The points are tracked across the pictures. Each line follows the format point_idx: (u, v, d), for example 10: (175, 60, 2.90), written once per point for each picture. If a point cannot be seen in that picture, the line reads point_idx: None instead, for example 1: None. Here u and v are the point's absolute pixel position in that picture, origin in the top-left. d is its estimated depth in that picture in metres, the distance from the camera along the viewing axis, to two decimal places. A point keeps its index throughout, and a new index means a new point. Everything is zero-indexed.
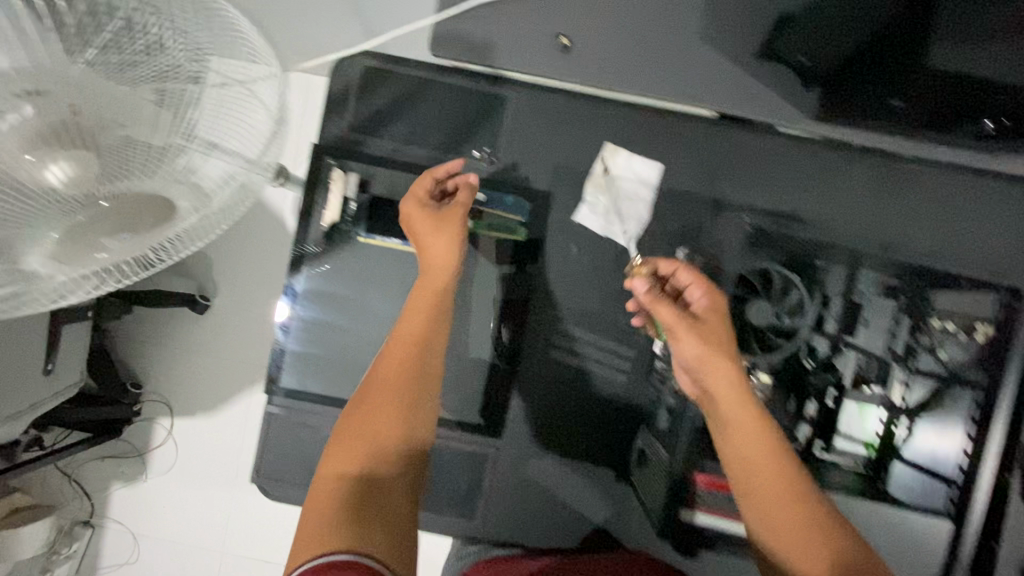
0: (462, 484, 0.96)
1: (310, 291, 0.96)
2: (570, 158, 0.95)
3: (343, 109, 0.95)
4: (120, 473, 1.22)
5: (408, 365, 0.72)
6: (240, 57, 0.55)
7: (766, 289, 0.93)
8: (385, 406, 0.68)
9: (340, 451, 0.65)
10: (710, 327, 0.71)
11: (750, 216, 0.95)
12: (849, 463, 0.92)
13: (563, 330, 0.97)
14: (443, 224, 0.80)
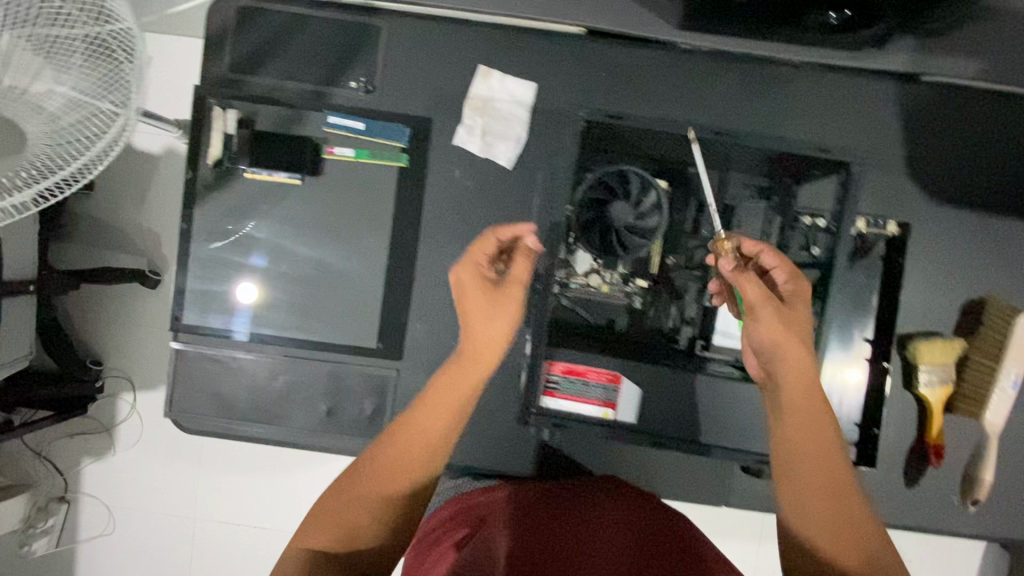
0: (368, 408, 1.02)
1: (205, 228, 1.00)
2: (446, 83, 0.98)
3: (221, 48, 0.98)
4: (89, 448, 1.34)
5: (442, 415, 0.67)
6: (94, 17, 0.65)
7: (625, 190, 0.89)
8: (377, 499, 0.65)
9: (325, 516, 0.65)
10: (796, 316, 0.71)
11: (586, 112, 0.93)
12: (727, 358, 0.94)
13: (452, 253, 1.00)
14: (497, 297, 0.71)
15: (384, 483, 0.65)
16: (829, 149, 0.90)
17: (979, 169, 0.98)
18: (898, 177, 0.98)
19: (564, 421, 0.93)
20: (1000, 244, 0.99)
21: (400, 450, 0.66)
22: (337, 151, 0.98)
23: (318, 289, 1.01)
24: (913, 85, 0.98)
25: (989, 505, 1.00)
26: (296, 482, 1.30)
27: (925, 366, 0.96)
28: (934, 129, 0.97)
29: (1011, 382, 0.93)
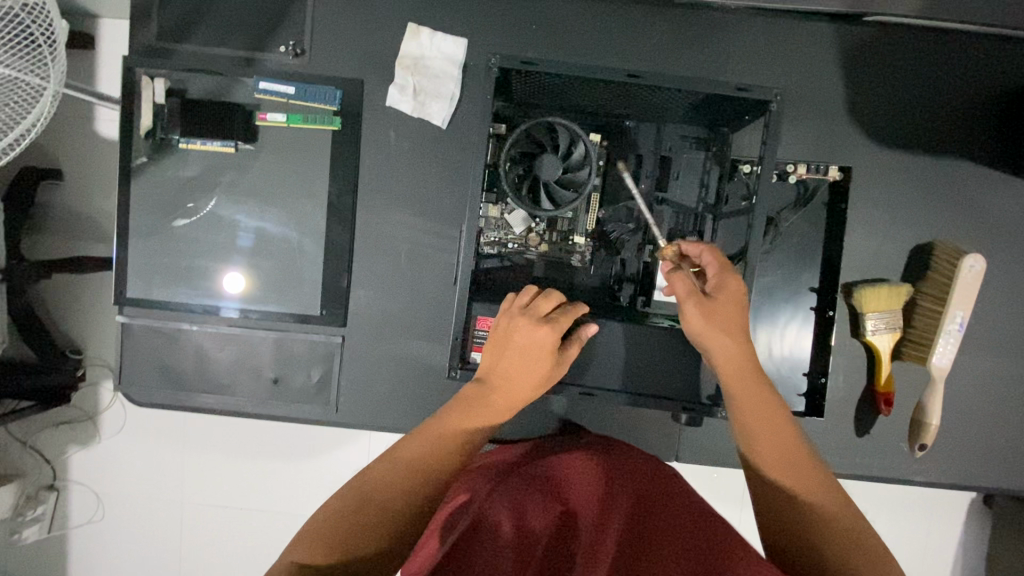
0: (315, 375, 1.02)
1: (142, 199, 0.99)
2: (375, 42, 0.97)
3: (147, 15, 0.96)
4: (74, 437, 1.34)
5: (449, 435, 0.72)
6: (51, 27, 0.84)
7: (551, 144, 0.86)
8: (377, 511, 0.64)
9: (318, 533, 0.63)
10: (729, 313, 0.76)
11: (496, 59, 0.83)
12: (667, 313, 0.92)
13: (391, 216, 0.99)
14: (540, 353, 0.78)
15: (386, 499, 0.65)
16: (748, 89, 0.82)
17: (922, 109, 0.96)
18: (838, 121, 0.97)
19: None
20: (946, 185, 0.97)
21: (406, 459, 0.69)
22: (269, 117, 0.97)
23: (258, 257, 1.00)
24: (851, 26, 0.96)
25: (941, 449, 0.99)
26: (263, 457, 1.31)
27: (873, 313, 0.94)
28: (874, 71, 0.96)
29: (958, 325, 0.92)
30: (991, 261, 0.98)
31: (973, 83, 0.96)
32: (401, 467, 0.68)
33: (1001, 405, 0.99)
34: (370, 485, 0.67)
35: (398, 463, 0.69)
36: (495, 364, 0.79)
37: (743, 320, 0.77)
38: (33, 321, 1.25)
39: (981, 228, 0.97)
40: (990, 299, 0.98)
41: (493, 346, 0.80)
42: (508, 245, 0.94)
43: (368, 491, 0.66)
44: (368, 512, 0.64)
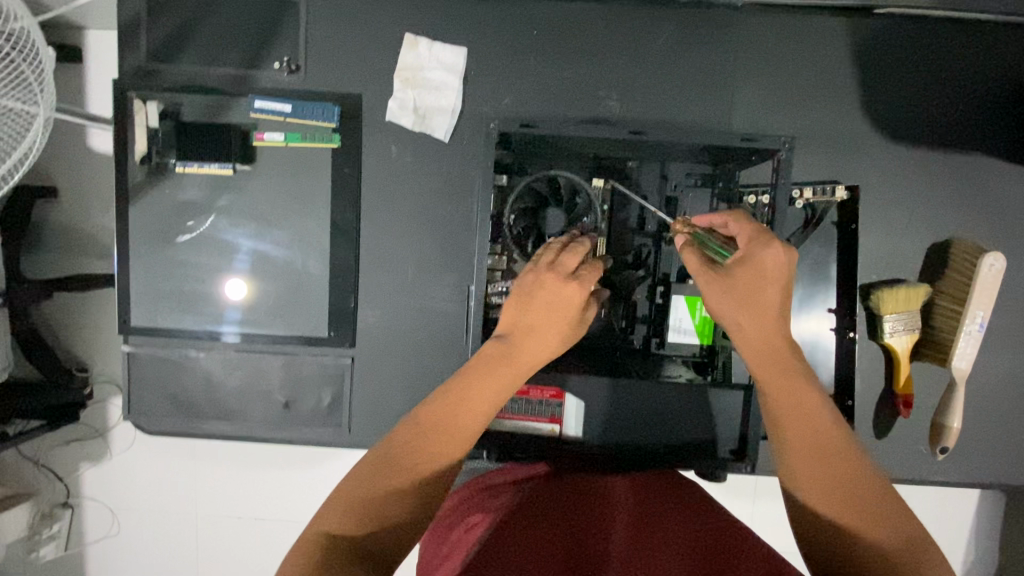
0: (325, 397, 1.00)
1: (141, 227, 0.97)
2: (371, 55, 0.94)
3: (135, 35, 0.94)
4: (86, 453, 1.33)
5: (475, 403, 0.67)
6: (37, 54, 0.82)
7: (553, 196, 0.88)
8: (409, 476, 0.63)
9: (346, 495, 0.61)
10: (755, 290, 0.67)
11: (496, 123, 0.82)
12: (683, 355, 0.88)
13: (395, 234, 0.97)
14: (558, 314, 0.71)
15: (416, 463, 0.64)
16: (755, 138, 0.79)
17: (939, 103, 0.93)
18: (851, 118, 0.94)
19: (508, 445, 0.85)
20: (964, 180, 0.95)
21: (428, 426, 0.66)
22: (266, 136, 0.94)
23: (262, 280, 0.98)
24: (863, 20, 0.92)
25: (962, 449, 0.98)
26: (277, 474, 1.30)
27: (892, 315, 0.92)
28: (888, 65, 0.93)
29: (978, 325, 0.91)
30: (1012, 255, 0.96)
31: (992, 73, 0.93)
32: (425, 431, 0.65)
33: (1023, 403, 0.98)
34: (397, 447, 0.65)
35: (417, 433, 0.65)
36: (522, 320, 0.72)
37: (774, 296, 0.68)
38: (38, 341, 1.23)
39: (1001, 222, 0.95)
40: (1010, 294, 0.96)
41: (518, 298, 0.72)
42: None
43: (397, 457, 0.64)
44: (402, 476, 0.63)
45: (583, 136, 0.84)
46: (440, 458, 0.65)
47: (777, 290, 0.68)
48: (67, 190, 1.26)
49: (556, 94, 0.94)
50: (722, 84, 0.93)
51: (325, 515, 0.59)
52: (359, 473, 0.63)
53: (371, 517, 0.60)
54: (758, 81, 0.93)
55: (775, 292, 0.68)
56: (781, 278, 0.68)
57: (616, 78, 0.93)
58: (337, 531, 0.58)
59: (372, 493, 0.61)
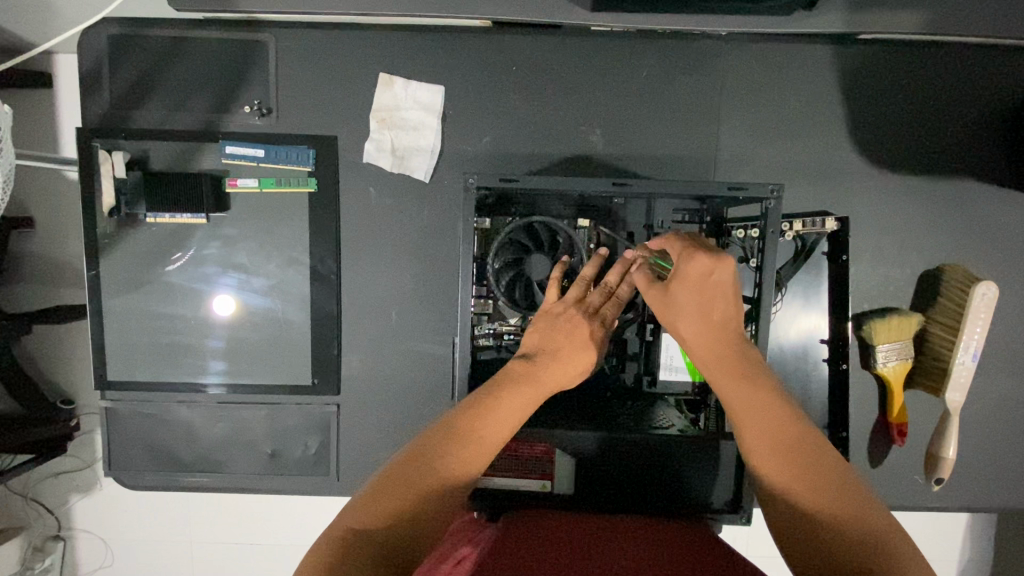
0: (312, 445, 0.98)
1: (114, 279, 0.94)
2: (346, 96, 0.91)
3: (101, 82, 0.91)
4: (76, 486, 1.29)
5: (505, 415, 0.67)
6: None
7: (539, 240, 0.84)
8: (439, 479, 0.60)
9: (374, 495, 0.57)
10: (696, 303, 0.68)
11: (473, 178, 0.77)
12: (676, 394, 0.85)
13: (377, 278, 0.95)
14: (582, 337, 0.75)
15: (446, 469, 0.60)
16: (742, 187, 0.74)
17: (927, 129, 0.92)
18: (839, 147, 0.92)
19: (497, 501, 0.82)
20: (954, 205, 0.93)
21: (454, 431, 0.64)
22: (240, 183, 0.91)
23: (242, 330, 0.96)
24: (848, 46, 0.91)
25: (956, 475, 0.98)
26: (268, 512, 1.27)
27: (883, 344, 0.90)
28: (875, 91, 0.91)
29: (971, 355, 0.88)
30: (1003, 281, 0.95)
31: (980, 97, 0.91)
32: (452, 436, 0.63)
33: (1016, 427, 0.97)
34: (427, 448, 0.62)
35: (444, 436, 0.63)
36: (549, 342, 0.74)
37: (720, 304, 0.68)
38: (18, 378, 1.19)
39: (992, 248, 0.94)
40: (1002, 321, 0.95)
41: (543, 324, 0.76)
42: (505, 337, 0.87)
43: (427, 458, 0.61)
44: (432, 478, 0.59)
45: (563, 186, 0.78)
46: (467, 466, 0.62)
47: (721, 297, 0.68)
48: (42, 228, 1.22)
49: (539, 130, 0.92)
50: (708, 115, 0.92)
51: (352, 512, 0.55)
52: (389, 472, 0.59)
53: (399, 520, 0.55)
54: (744, 112, 0.92)
55: (720, 300, 0.68)
56: (720, 284, 0.67)
57: (599, 112, 0.92)
58: (364, 528, 0.54)
59: (401, 492, 0.57)
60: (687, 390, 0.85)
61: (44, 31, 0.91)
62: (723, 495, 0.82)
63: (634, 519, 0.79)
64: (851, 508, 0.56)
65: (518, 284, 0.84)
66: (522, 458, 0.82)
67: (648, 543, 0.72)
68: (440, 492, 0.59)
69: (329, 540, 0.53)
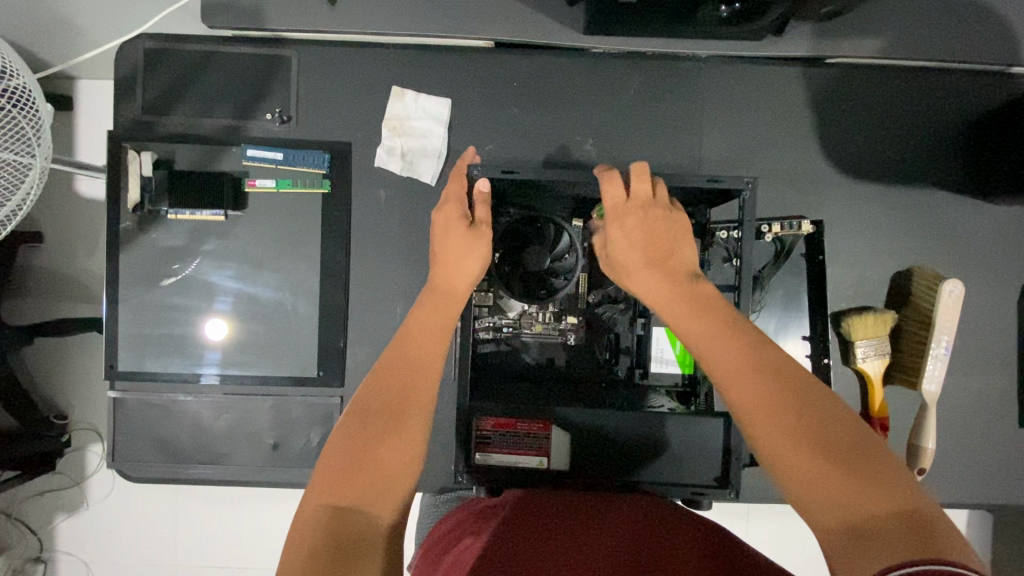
0: (315, 438, 1.00)
1: (131, 273, 0.98)
2: (360, 105, 0.99)
3: (133, 90, 0.99)
4: (61, 505, 1.28)
5: (428, 342, 0.71)
6: (36, 108, 0.84)
7: (537, 235, 0.90)
8: (394, 434, 0.62)
9: (332, 472, 0.58)
10: (655, 251, 0.73)
11: (478, 169, 0.85)
12: (666, 385, 0.93)
13: (384, 274, 1.00)
14: (474, 241, 0.79)
15: (396, 418, 0.63)
16: (720, 180, 0.81)
17: (891, 143, 1.01)
18: (811, 157, 1.01)
19: (495, 478, 0.88)
20: (920, 211, 1.01)
21: (393, 378, 0.66)
22: (258, 183, 0.98)
23: (251, 322, 1.00)
24: (816, 68, 1.01)
25: (940, 466, 1.01)
26: (261, 523, 1.26)
27: (861, 340, 0.96)
28: (842, 108, 1.01)
29: (944, 348, 0.94)
30: (970, 282, 1.02)
31: (936, 114, 1.01)
32: (392, 383, 0.66)
33: (994, 418, 1.02)
34: (372, 404, 0.64)
35: (382, 389, 0.65)
36: (444, 250, 0.79)
37: (678, 248, 0.73)
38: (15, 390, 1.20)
39: (958, 251, 1.01)
40: (971, 319, 1.01)
41: (438, 236, 0.81)
42: (502, 329, 0.94)
43: (373, 416, 0.62)
44: (389, 430, 0.61)
45: (565, 190, 0.90)
46: (420, 406, 0.65)
47: (678, 240, 0.74)
48: (52, 237, 1.26)
49: (538, 140, 1.00)
50: (691, 128, 1.00)
51: (318, 496, 0.56)
52: (339, 446, 0.60)
53: (372, 486, 0.58)
54: (724, 127, 1.00)
55: (678, 245, 0.74)
56: (675, 231, 0.75)
57: (591, 125, 1.00)
58: (336, 505, 0.56)
59: (359, 457, 0.59)
60: (680, 381, 0.92)
61: (82, 45, 1.00)
62: (712, 472, 0.86)
63: (614, 526, 0.74)
64: (848, 437, 0.52)
65: (517, 276, 0.90)
66: (523, 437, 0.87)
67: (628, 560, 0.68)
68: (402, 436, 0.62)
69: (302, 521, 0.55)
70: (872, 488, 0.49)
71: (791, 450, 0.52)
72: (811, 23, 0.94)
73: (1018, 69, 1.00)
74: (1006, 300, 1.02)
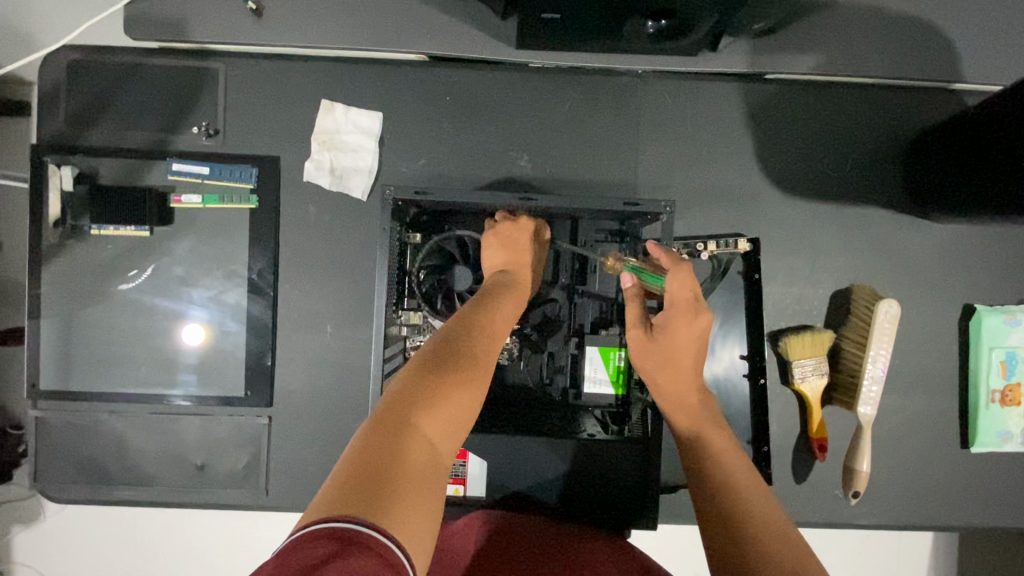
0: (243, 459, 0.98)
1: (54, 289, 0.96)
2: (291, 118, 0.97)
3: (56, 103, 0.96)
4: (17, 517, 1.20)
5: (486, 327, 0.76)
6: None
7: (468, 254, 0.92)
8: (439, 402, 0.65)
9: (387, 427, 0.61)
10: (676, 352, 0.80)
11: (390, 190, 0.84)
12: (600, 406, 0.91)
13: (313, 291, 0.98)
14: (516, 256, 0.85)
15: (453, 385, 0.68)
16: (635, 203, 0.84)
17: (831, 160, 1.00)
18: (749, 173, 0.99)
19: None
20: (858, 230, 1.00)
21: (447, 354, 0.71)
22: (184, 199, 0.95)
23: (177, 339, 0.97)
24: (756, 84, 0.99)
25: (877, 490, 1.00)
26: (203, 544, 1.20)
27: (798, 360, 0.94)
28: (782, 124, 0.99)
29: (880, 368, 0.94)
30: (908, 302, 1.00)
31: (877, 132, 1.00)
32: (447, 358, 0.70)
33: (932, 441, 1.01)
34: (429, 370, 0.68)
35: (434, 365, 0.69)
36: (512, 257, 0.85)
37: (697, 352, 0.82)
38: None
39: (897, 270, 1.00)
40: (910, 339, 1.00)
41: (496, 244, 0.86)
42: None
43: (428, 379, 0.67)
44: (436, 397, 0.66)
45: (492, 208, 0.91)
46: (477, 378, 0.71)
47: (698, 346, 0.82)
48: None
49: (471, 155, 0.98)
50: (629, 144, 0.99)
51: (367, 439, 0.60)
52: (393, 402, 0.64)
53: (413, 445, 0.61)
54: (662, 143, 0.99)
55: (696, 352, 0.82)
56: (700, 336, 0.82)
57: (526, 141, 0.98)
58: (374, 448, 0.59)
59: (407, 416, 0.63)
60: (613, 401, 0.91)
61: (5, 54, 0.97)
62: (636, 502, 0.87)
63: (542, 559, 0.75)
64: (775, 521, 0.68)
65: (446, 297, 0.90)
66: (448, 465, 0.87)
67: None
68: (445, 409, 0.65)
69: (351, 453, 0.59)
70: (756, 558, 0.64)
71: (707, 514, 0.71)
72: (746, 39, 0.93)
73: (957, 85, 0.99)
74: (946, 319, 1.01)
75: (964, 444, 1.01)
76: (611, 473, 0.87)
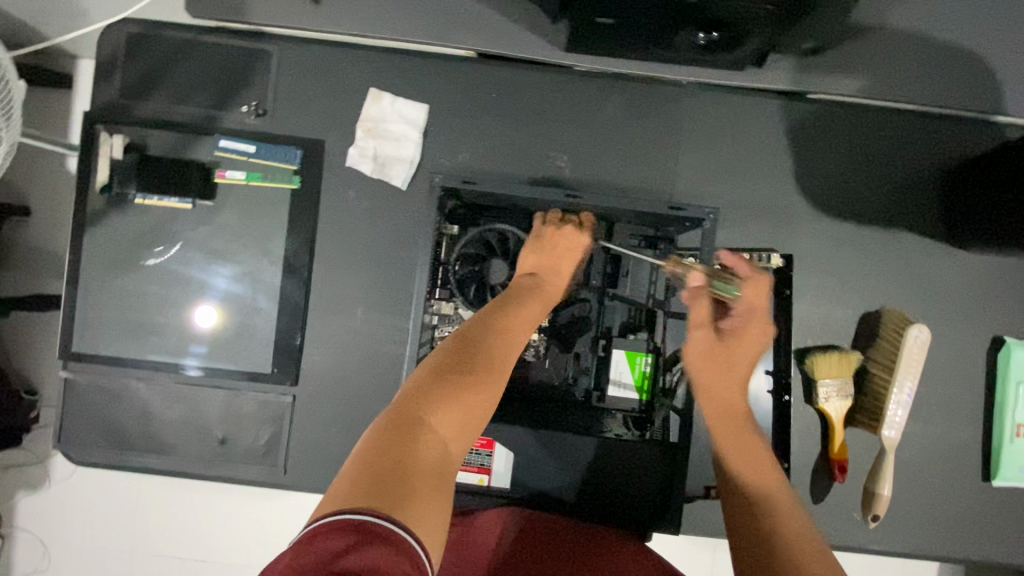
0: (263, 436, 0.99)
1: (93, 254, 0.98)
2: (338, 104, 0.99)
3: (112, 73, 0.98)
4: (24, 481, 1.23)
5: (501, 328, 0.76)
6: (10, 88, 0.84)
7: (504, 249, 0.92)
8: (450, 400, 0.65)
9: (398, 426, 0.61)
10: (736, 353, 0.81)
11: (439, 177, 0.86)
12: (622, 410, 0.91)
13: (346, 274, 0.99)
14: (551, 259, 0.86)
15: (466, 385, 0.68)
16: (680, 208, 0.85)
17: (868, 183, 1.00)
18: (786, 190, 1.00)
19: None
20: (891, 253, 1.00)
21: (458, 355, 0.71)
22: (228, 174, 0.97)
23: (209, 312, 0.99)
24: (798, 103, 1.00)
25: (895, 516, 0.99)
26: (209, 521, 1.20)
27: (824, 379, 0.94)
28: (821, 144, 1.00)
29: (906, 395, 0.93)
30: (937, 329, 1.00)
31: (917, 158, 1.00)
32: (458, 359, 0.70)
33: (954, 471, 1.00)
34: (441, 370, 0.68)
35: (447, 364, 0.69)
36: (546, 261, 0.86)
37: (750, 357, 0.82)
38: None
39: (928, 297, 1.00)
40: (937, 367, 1.00)
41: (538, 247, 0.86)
42: None
43: (438, 379, 0.67)
44: (447, 395, 0.66)
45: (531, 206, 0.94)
46: (490, 378, 0.70)
47: (754, 352, 0.82)
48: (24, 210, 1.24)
49: (511, 152, 1.00)
50: (668, 152, 1.00)
51: (375, 435, 0.60)
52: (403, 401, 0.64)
53: (422, 442, 0.61)
54: (700, 154, 1.00)
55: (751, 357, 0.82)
56: (757, 343, 0.82)
57: (566, 142, 1.00)
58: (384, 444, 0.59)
59: (417, 414, 0.63)
60: (636, 406, 0.91)
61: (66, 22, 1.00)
62: (655, 506, 0.88)
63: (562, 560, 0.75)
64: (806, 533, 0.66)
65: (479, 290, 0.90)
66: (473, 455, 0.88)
67: None
68: (455, 409, 0.65)
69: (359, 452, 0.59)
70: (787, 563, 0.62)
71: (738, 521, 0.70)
72: (794, 57, 0.94)
73: (1000, 118, 0.99)
74: (975, 350, 1.00)
75: (986, 477, 1.00)
76: (632, 476, 0.87)
